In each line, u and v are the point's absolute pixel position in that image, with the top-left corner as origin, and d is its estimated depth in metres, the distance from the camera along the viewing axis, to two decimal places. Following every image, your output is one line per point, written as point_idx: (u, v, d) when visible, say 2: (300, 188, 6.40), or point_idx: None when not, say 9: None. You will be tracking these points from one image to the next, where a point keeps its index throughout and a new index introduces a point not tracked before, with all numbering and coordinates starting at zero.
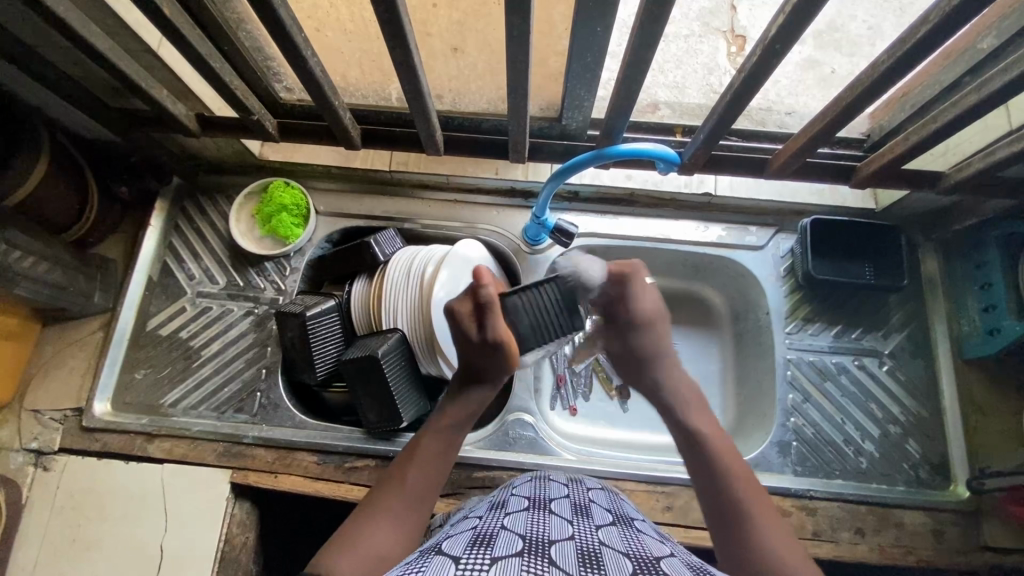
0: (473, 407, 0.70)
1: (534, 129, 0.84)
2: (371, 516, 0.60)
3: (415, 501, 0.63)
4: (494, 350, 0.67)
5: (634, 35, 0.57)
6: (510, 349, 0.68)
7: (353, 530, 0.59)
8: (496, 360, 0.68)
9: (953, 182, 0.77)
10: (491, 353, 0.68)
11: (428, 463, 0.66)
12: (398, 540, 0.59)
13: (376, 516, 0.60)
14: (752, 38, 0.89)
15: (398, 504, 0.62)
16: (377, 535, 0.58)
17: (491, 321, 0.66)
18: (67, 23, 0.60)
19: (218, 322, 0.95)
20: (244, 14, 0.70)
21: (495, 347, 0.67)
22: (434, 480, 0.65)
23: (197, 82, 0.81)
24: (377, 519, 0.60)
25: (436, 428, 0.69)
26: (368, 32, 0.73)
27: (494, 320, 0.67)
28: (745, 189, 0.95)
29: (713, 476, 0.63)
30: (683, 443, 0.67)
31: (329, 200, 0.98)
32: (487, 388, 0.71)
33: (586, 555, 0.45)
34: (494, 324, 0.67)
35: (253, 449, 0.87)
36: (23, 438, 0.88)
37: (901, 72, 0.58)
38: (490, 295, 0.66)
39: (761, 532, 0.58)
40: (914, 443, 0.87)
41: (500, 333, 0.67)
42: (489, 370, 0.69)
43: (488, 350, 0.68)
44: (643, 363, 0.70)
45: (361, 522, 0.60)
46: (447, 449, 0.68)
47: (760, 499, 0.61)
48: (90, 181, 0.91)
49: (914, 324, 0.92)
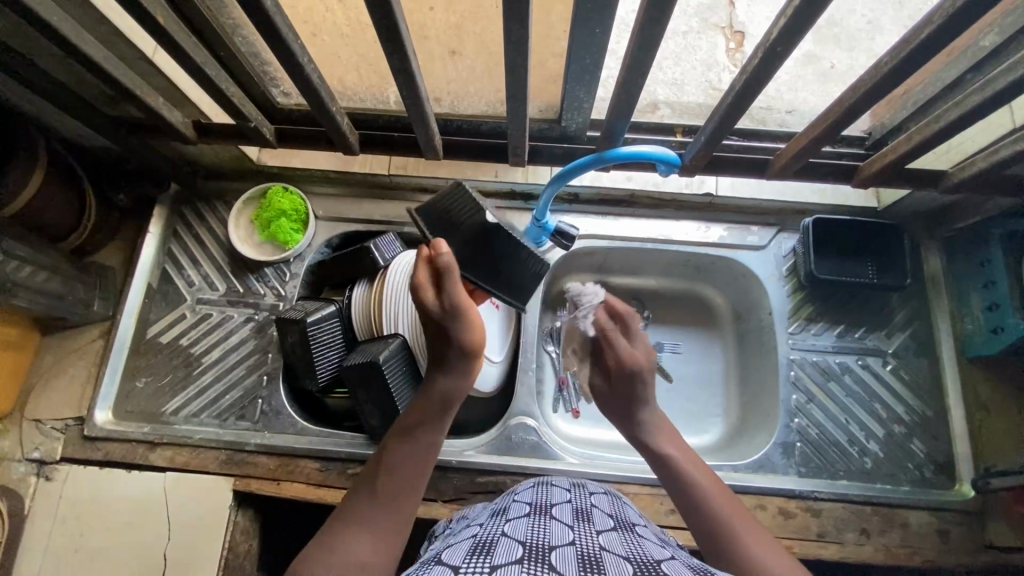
0: (463, 385, 0.70)
1: (534, 131, 0.83)
2: (352, 523, 0.57)
3: (399, 496, 0.61)
4: (454, 314, 0.67)
5: (635, 39, 0.57)
6: (469, 311, 0.67)
7: (330, 540, 0.56)
8: (459, 330, 0.67)
9: (955, 181, 0.76)
10: (451, 318, 0.67)
11: (411, 458, 0.63)
12: (379, 546, 0.56)
13: (357, 526, 0.57)
14: (752, 34, 0.87)
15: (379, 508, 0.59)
16: (357, 544, 0.55)
17: (449, 286, 0.66)
18: (60, 32, 0.59)
19: (219, 328, 0.94)
20: (239, 20, 0.68)
21: (456, 313, 0.66)
22: (417, 475, 0.63)
23: (190, 88, 0.80)
24: (358, 527, 0.57)
25: (424, 411, 0.67)
26: (364, 37, 0.72)
27: (452, 284, 0.66)
28: (744, 188, 0.96)
29: (705, 524, 0.58)
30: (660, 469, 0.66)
31: (328, 205, 0.98)
32: (461, 361, 0.69)
33: (587, 560, 0.45)
34: (454, 293, 0.66)
35: (255, 456, 0.87)
36: (25, 448, 0.88)
37: (906, 70, 0.57)
38: (450, 264, 0.65)
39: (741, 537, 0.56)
40: (919, 443, 0.87)
41: (460, 298, 0.66)
42: (456, 347, 0.68)
43: (452, 320, 0.67)
44: (625, 402, 0.71)
45: (343, 530, 0.57)
46: (434, 440, 0.66)
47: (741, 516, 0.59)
48: (88, 226, 0.92)
49: (917, 323, 0.92)
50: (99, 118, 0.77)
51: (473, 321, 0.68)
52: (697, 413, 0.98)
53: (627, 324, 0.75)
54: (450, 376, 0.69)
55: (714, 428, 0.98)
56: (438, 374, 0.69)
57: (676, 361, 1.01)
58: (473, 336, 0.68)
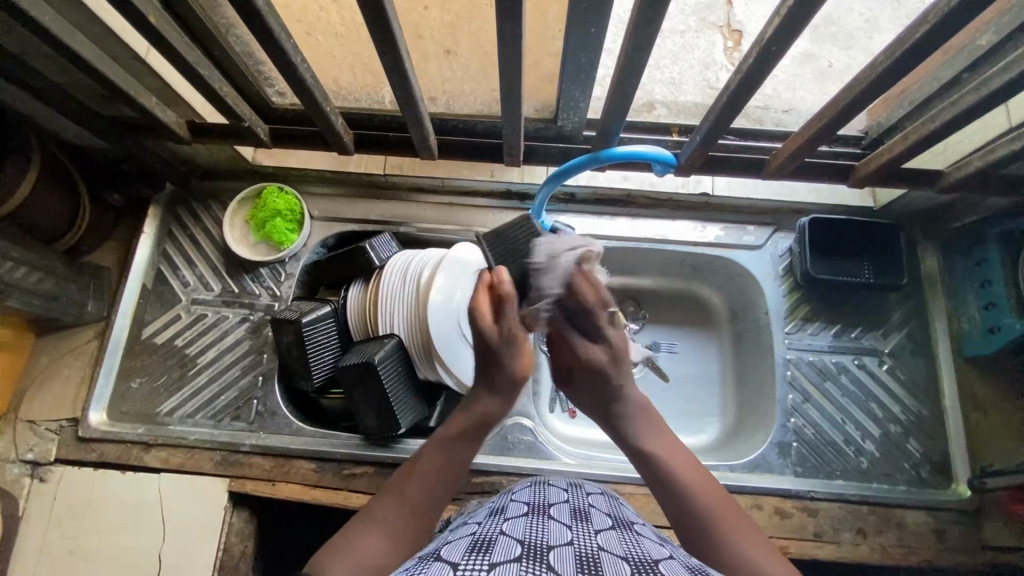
0: (505, 408, 0.67)
1: (530, 131, 0.83)
2: (372, 522, 0.57)
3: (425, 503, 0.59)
4: (511, 342, 0.63)
5: (629, 38, 0.57)
6: (527, 342, 0.64)
7: (349, 537, 0.55)
8: (513, 356, 0.64)
9: (952, 180, 0.76)
10: (509, 345, 0.63)
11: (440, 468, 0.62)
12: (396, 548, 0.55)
13: (377, 525, 0.56)
14: (749, 32, 0.87)
15: (402, 510, 0.58)
16: (376, 544, 0.54)
17: (508, 313, 0.63)
18: (51, 32, 0.59)
19: (214, 329, 0.94)
20: (233, 19, 0.68)
21: (512, 339, 0.63)
22: (444, 484, 0.62)
23: (185, 88, 0.80)
24: (377, 526, 0.56)
25: (463, 427, 0.65)
26: (359, 36, 0.72)
27: (511, 310, 0.62)
28: (742, 188, 0.94)
29: (693, 526, 0.57)
30: (643, 470, 0.65)
31: (323, 205, 0.98)
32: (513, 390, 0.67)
33: (585, 560, 0.44)
34: (513, 320, 0.63)
35: (250, 457, 0.86)
36: (19, 449, 0.87)
37: (902, 70, 0.57)
38: (511, 293, 0.62)
39: (731, 537, 0.55)
40: (915, 442, 0.87)
41: (519, 326, 0.63)
42: (508, 376, 0.65)
43: (506, 346, 0.63)
44: (602, 396, 0.67)
45: (363, 528, 0.56)
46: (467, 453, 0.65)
47: (728, 510, 0.57)
48: (82, 226, 0.91)
49: (914, 322, 0.92)
50: (92, 117, 0.77)
51: (527, 351, 0.65)
52: (694, 413, 0.98)
53: (590, 319, 0.64)
54: (493, 398, 0.66)
55: (711, 427, 0.97)
56: (483, 396, 0.67)
57: (672, 361, 1.01)
58: (525, 362, 0.65)
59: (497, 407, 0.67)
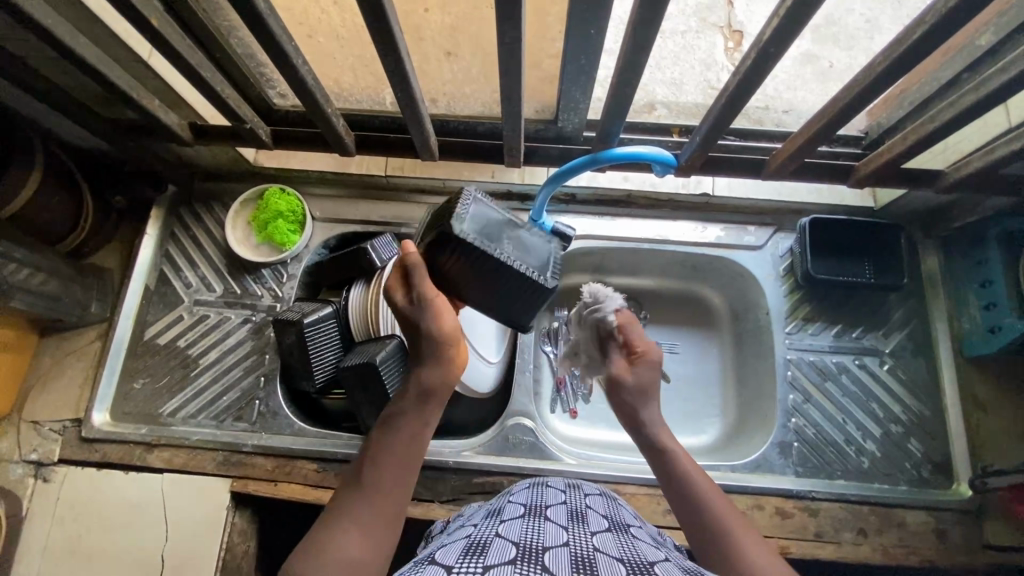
0: (449, 375, 0.63)
1: (530, 132, 0.83)
2: (337, 521, 0.53)
3: (389, 492, 0.56)
4: (423, 307, 0.62)
5: (629, 40, 0.57)
6: (441, 304, 0.62)
7: (316, 540, 0.52)
8: (430, 321, 0.62)
9: (952, 181, 0.76)
10: (423, 312, 0.62)
11: (398, 452, 0.58)
12: (367, 545, 0.52)
13: (343, 522, 0.53)
14: (750, 33, 0.88)
15: (366, 503, 0.55)
16: (345, 544, 0.51)
17: (416, 278, 0.62)
18: (55, 35, 0.59)
19: (216, 330, 0.94)
20: (234, 22, 0.68)
21: (423, 303, 0.62)
22: (406, 467, 0.58)
23: (187, 90, 0.80)
24: (344, 525, 0.53)
25: (406, 403, 0.61)
26: (360, 39, 0.72)
27: (419, 277, 0.62)
28: (743, 188, 0.95)
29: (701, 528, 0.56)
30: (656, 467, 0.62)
31: (325, 206, 0.98)
32: (450, 354, 0.63)
33: (580, 561, 0.45)
34: (425, 290, 0.62)
35: (252, 457, 0.87)
36: (23, 450, 0.88)
37: (901, 71, 0.57)
38: (416, 258, 0.62)
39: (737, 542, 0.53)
40: (916, 442, 0.87)
41: (427, 287, 0.62)
42: (432, 341, 0.62)
43: (417, 310, 0.62)
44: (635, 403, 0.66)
45: (330, 528, 0.53)
46: (422, 431, 0.60)
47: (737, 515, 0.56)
48: (87, 224, 0.92)
49: (915, 322, 0.91)
50: (95, 119, 0.77)
51: (444, 309, 0.62)
52: (694, 413, 0.98)
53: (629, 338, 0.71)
54: (432, 367, 0.62)
55: (712, 428, 0.98)
56: (424, 369, 0.63)
57: (672, 361, 1.01)
58: (443, 324, 0.62)
59: (441, 376, 0.62)
